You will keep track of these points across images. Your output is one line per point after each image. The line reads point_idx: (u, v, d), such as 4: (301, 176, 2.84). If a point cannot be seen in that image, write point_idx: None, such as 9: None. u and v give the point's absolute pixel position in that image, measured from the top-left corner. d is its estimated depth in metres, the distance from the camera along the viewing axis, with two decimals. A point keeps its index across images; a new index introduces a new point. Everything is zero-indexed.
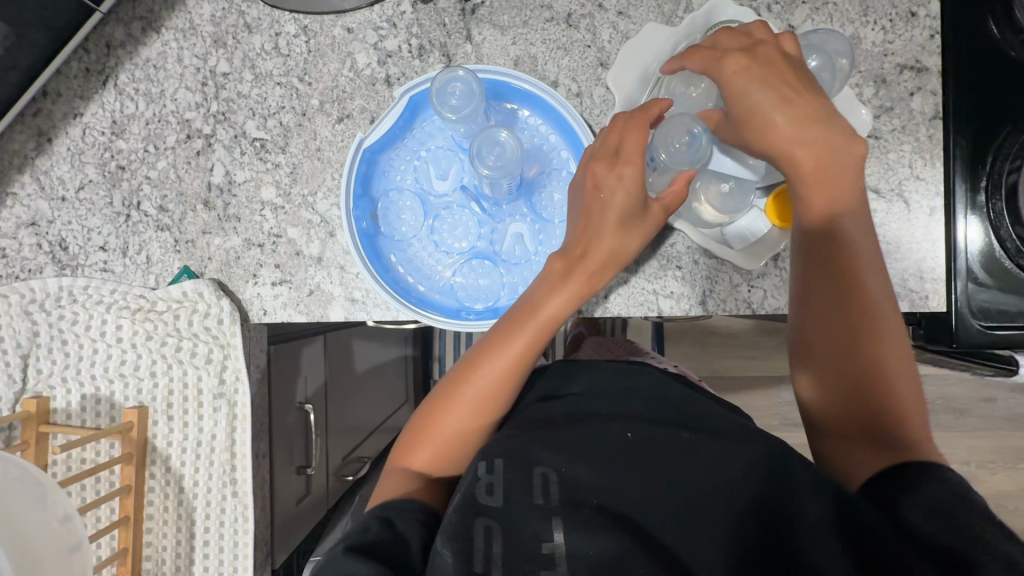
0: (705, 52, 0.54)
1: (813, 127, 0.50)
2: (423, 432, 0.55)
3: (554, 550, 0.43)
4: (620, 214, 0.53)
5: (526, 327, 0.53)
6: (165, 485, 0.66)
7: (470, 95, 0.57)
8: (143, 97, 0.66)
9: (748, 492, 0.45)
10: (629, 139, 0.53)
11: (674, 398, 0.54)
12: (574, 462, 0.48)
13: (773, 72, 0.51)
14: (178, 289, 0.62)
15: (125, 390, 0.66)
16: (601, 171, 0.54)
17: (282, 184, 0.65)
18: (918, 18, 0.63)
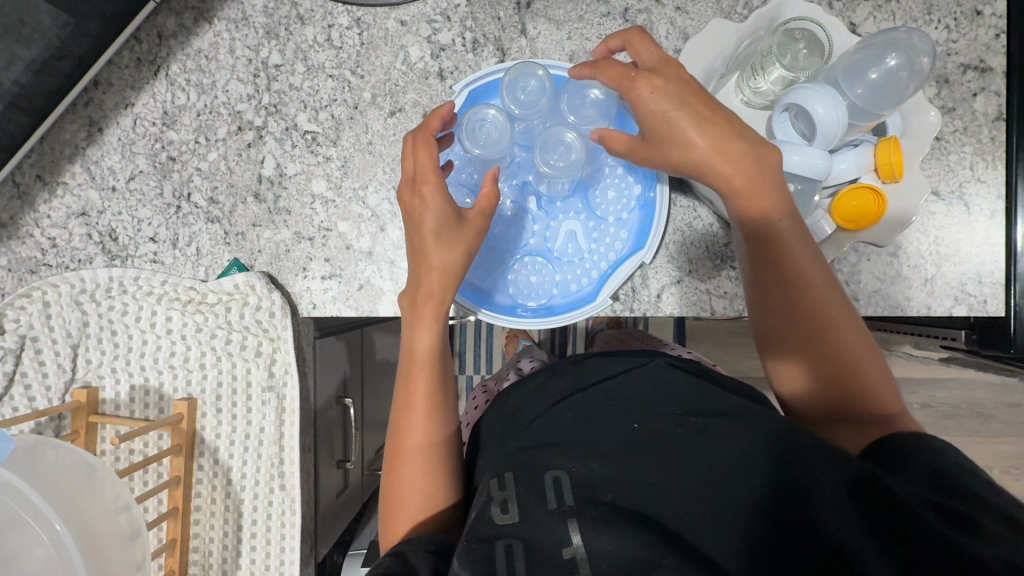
0: (617, 65, 0.52)
1: (719, 130, 0.48)
2: (391, 502, 0.51)
3: (575, 553, 0.38)
4: (435, 224, 0.52)
5: (418, 373, 0.53)
6: (213, 477, 0.66)
7: (541, 92, 0.57)
8: (194, 88, 0.65)
9: (764, 471, 0.40)
10: (420, 160, 0.52)
11: (681, 387, 0.50)
12: (586, 458, 0.44)
13: (682, 89, 0.49)
14: (229, 282, 0.62)
15: (174, 381, 0.66)
16: (407, 198, 0.53)
17: (333, 177, 0.65)
18: (983, 16, 0.62)
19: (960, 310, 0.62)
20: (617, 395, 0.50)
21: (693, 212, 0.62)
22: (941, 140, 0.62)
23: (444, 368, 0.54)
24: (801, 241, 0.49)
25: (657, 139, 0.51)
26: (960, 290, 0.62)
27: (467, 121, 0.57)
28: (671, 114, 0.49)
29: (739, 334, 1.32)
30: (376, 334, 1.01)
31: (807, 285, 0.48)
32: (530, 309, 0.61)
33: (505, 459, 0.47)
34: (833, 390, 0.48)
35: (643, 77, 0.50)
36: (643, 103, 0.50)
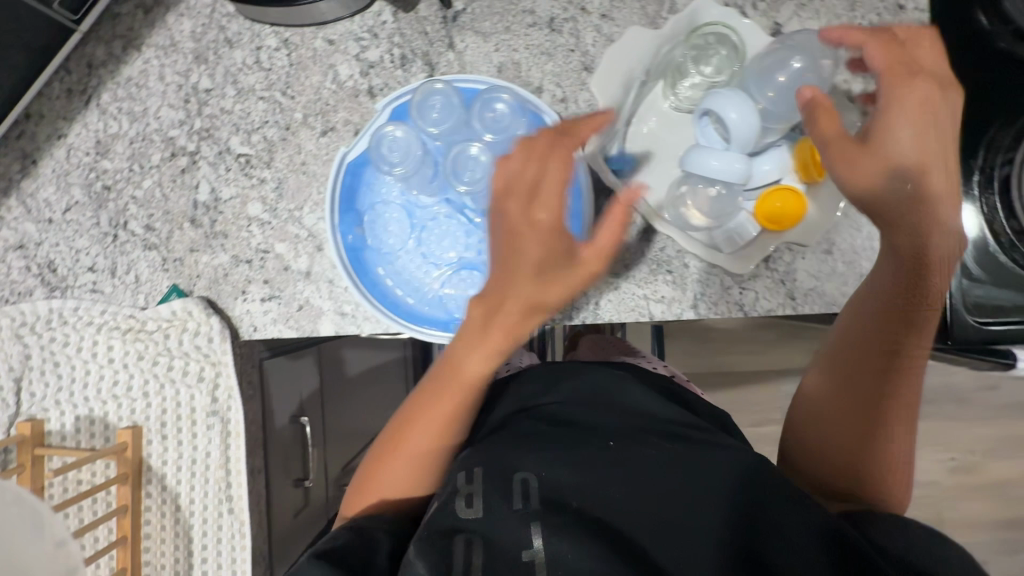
0: (904, 74, 0.52)
1: (936, 150, 0.52)
2: (371, 482, 0.56)
3: (534, 556, 0.41)
4: (535, 263, 0.51)
5: (450, 389, 0.54)
6: (162, 504, 0.66)
7: (449, 107, 0.60)
8: (126, 116, 0.65)
9: (722, 496, 0.45)
10: (549, 172, 0.52)
11: (642, 402, 0.55)
12: (556, 467, 0.47)
13: (925, 118, 0.51)
14: (167, 309, 0.62)
15: (119, 411, 0.65)
16: (515, 213, 0.52)
17: (268, 200, 0.65)
18: (907, 10, 0.62)
19: None
20: (593, 407, 0.54)
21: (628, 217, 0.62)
22: None
23: (479, 392, 0.55)
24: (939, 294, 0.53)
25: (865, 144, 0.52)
26: None
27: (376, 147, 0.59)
28: (913, 139, 0.51)
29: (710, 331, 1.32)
30: (344, 352, 1.01)
31: (925, 320, 0.52)
32: None
33: (478, 454, 0.50)
34: (860, 451, 0.51)
35: (926, 86, 0.52)
36: (911, 106, 0.51)
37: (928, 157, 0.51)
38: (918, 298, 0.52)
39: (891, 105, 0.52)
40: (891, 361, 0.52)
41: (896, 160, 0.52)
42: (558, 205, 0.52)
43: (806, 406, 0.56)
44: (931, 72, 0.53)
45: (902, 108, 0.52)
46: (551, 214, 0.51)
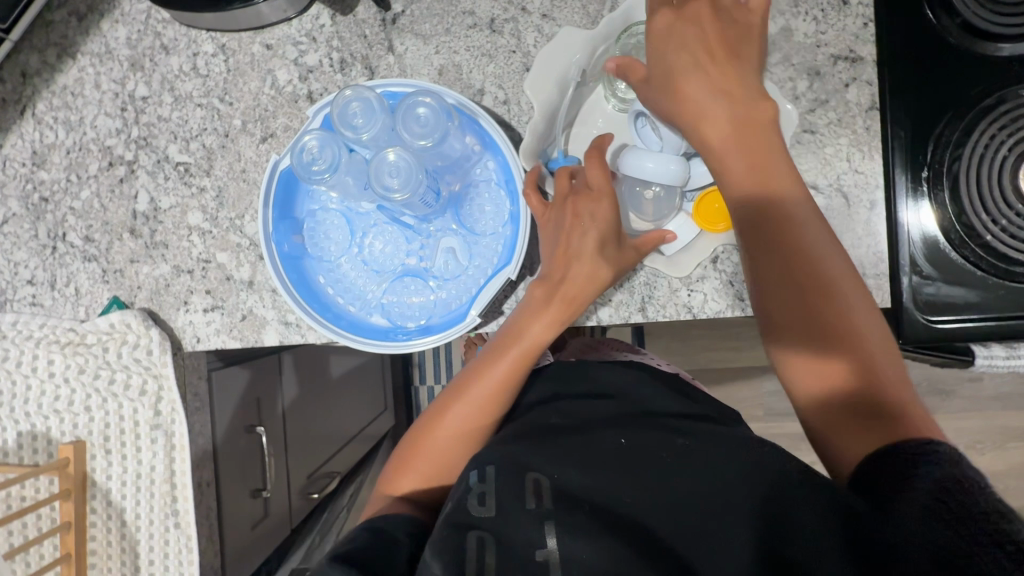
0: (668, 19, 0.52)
1: (725, 89, 0.50)
2: (406, 458, 0.55)
3: (548, 556, 0.40)
4: (596, 243, 0.54)
5: (509, 354, 0.54)
6: (107, 519, 0.65)
7: (371, 112, 0.55)
8: (62, 126, 0.64)
9: (747, 497, 0.40)
10: (595, 174, 0.55)
11: (656, 405, 0.54)
12: (567, 467, 0.45)
13: (704, 51, 0.51)
14: (106, 321, 0.61)
15: (61, 425, 0.64)
16: (580, 207, 0.55)
17: (209, 209, 0.64)
18: (850, 6, 0.62)
19: None
20: (608, 411, 0.53)
21: None
22: (815, 134, 0.62)
23: (536, 364, 0.55)
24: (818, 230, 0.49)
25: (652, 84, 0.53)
26: None
27: (296, 161, 0.55)
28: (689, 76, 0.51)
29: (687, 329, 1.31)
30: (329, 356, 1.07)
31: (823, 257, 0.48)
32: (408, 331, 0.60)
33: (484, 453, 0.48)
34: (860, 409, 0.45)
35: (676, 23, 0.52)
36: (661, 47, 0.52)
37: (691, 91, 0.50)
38: (799, 263, 0.48)
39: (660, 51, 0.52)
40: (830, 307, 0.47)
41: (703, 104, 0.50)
42: (613, 209, 0.54)
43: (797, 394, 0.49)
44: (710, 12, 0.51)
45: (658, 51, 0.52)
46: (609, 203, 0.54)
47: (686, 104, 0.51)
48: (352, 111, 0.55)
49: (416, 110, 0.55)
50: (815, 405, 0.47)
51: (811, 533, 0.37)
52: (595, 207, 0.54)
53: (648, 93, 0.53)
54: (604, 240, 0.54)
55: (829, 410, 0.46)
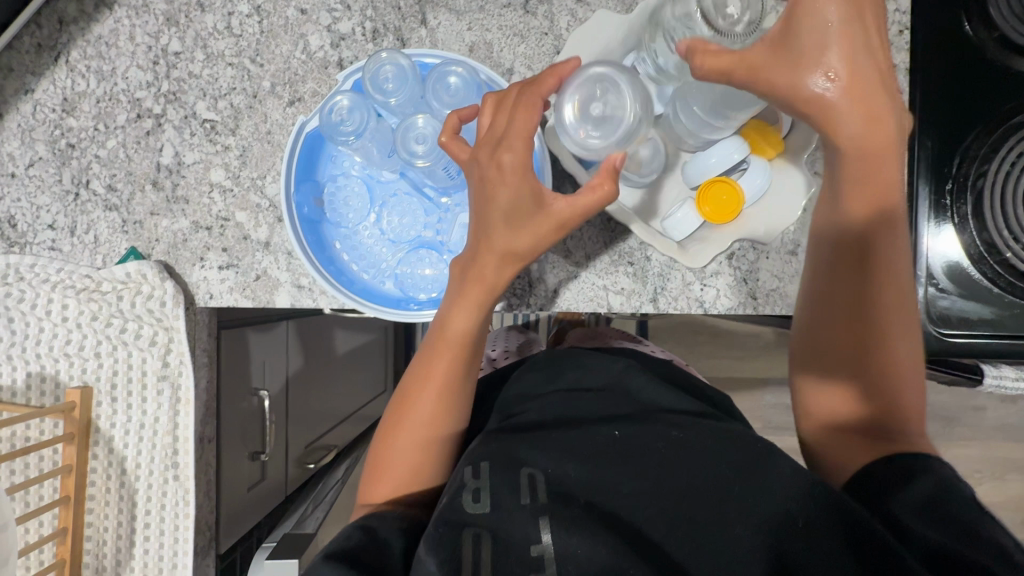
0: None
1: (863, 83, 0.43)
2: (378, 467, 0.54)
3: (543, 552, 0.42)
4: (504, 210, 0.47)
5: (445, 348, 0.53)
6: (108, 466, 0.66)
7: (403, 79, 0.55)
8: (94, 75, 0.65)
9: (757, 506, 0.42)
10: (514, 118, 0.46)
11: (648, 395, 0.54)
12: (563, 460, 0.47)
13: (864, 49, 0.43)
14: (123, 270, 0.62)
15: (70, 370, 0.65)
16: (485, 159, 0.47)
17: (232, 167, 0.64)
18: (888, 12, 0.61)
19: None
20: (598, 399, 0.53)
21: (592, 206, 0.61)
22: None
23: (474, 350, 0.54)
24: (897, 267, 0.48)
25: (780, 56, 0.43)
26: None
27: (324, 121, 0.55)
28: (839, 70, 0.43)
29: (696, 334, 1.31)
30: (335, 332, 1.09)
31: (889, 296, 0.48)
32: (419, 303, 0.60)
33: (482, 446, 0.49)
34: (874, 432, 0.49)
35: None
36: (812, 8, 0.42)
37: (840, 95, 0.44)
38: (864, 292, 0.48)
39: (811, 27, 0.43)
40: (871, 339, 0.49)
41: (838, 105, 0.44)
42: (524, 150, 0.46)
43: (815, 410, 0.53)
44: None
45: (805, 14, 0.42)
46: (515, 153, 0.46)
47: (826, 98, 0.44)
48: (385, 76, 0.56)
49: (447, 80, 0.55)
50: (834, 419, 0.51)
51: (817, 560, 0.39)
52: (500, 160, 0.46)
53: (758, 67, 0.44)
54: (513, 207, 0.47)
55: (847, 433, 0.50)
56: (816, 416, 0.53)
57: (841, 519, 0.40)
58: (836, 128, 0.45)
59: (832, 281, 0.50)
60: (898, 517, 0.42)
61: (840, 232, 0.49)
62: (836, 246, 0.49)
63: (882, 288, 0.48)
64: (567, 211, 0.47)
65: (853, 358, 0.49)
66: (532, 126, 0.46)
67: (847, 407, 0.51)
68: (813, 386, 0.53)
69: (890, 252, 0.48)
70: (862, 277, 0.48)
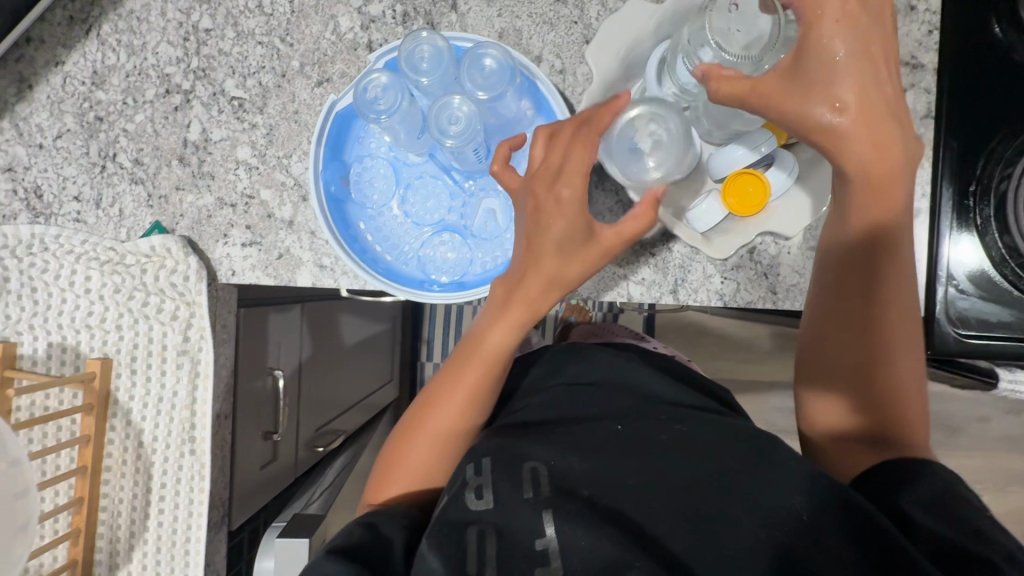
0: (826, 18, 0.44)
1: (875, 113, 0.45)
2: (388, 466, 0.55)
3: (547, 545, 0.42)
4: (558, 237, 0.49)
5: (474, 363, 0.53)
6: (125, 438, 0.66)
7: (438, 60, 0.55)
8: (125, 49, 0.65)
9: (764, 499, 0.41)
10: (572, 157, 0.50)
11: (651, 390, 0.55)
12: (566, 454, 0.47)
13: (870, 78, 0.44)
14: (147, 243, 0.62)
15: (91, 341, 0.66)
16: (542, 194, 0.50)
17: (258, 145, 0.64)
18: (918, 11, 0.62)
19: None
20: (605, 395, 0.54)
21: (616, 196, 0.61)
22: None
23: (504, 368, 0.54)
24: (909, 292, 0.49)
25: (792, 86, 0.45)
26: None
27: (358, 98, 0.56)
28: (849, 101, 0.44)
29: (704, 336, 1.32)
30: (346, 318, 1.10)
31: (906, 322, 0.49)
32: (441, 285, 0.61)
33: (482, 445, 0.50)
34: (879, 441, 0.49)
35: (848, 16, 0.44)
36: (822, 40, 0.44)
37: (850, 126, 0.44)
38: (883, 320, 0.48)
39: (820, 54, 0.44)
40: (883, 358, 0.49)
41: (848, 134, 0.45)
42: (582, 187, 0.49)
43: (817, 417, 0.53)
44: (881, 26, 0.45)
45: (814, 46, 0.44)
46: (575, 190, 0.49)
47: (836, 125, 0.45)
48: (419, 56, 0.56)
49: (482, 61, 0.55)
50: (836, 427, 0.52)
51: (826, 559, 0.38)
52: (558, 194, 0.49)
53: (773, 95, 0.46)
54: (567, 238, 0.49)
55: (852, 440, 0.50)
56: (818, 422, 0.53)
57: (846, 521, 0.40)
58: (846, 155, 0.45)
59: (844, 303, 0.50)
60: (905, 517, 0.42)
61: (849, 259, 0.49)
62: (845, 271, 0.50)
63: (897, 314, 0.49)
64: (618, 242, 0.50)
65: (863, 375, 0.49)
66: (590, 165, 0.50)
67: (846, 416, 0.51)
68: (813, 393, 0.54)
69: (903, 277, 0.49)
70: (876, 301, 0.48)
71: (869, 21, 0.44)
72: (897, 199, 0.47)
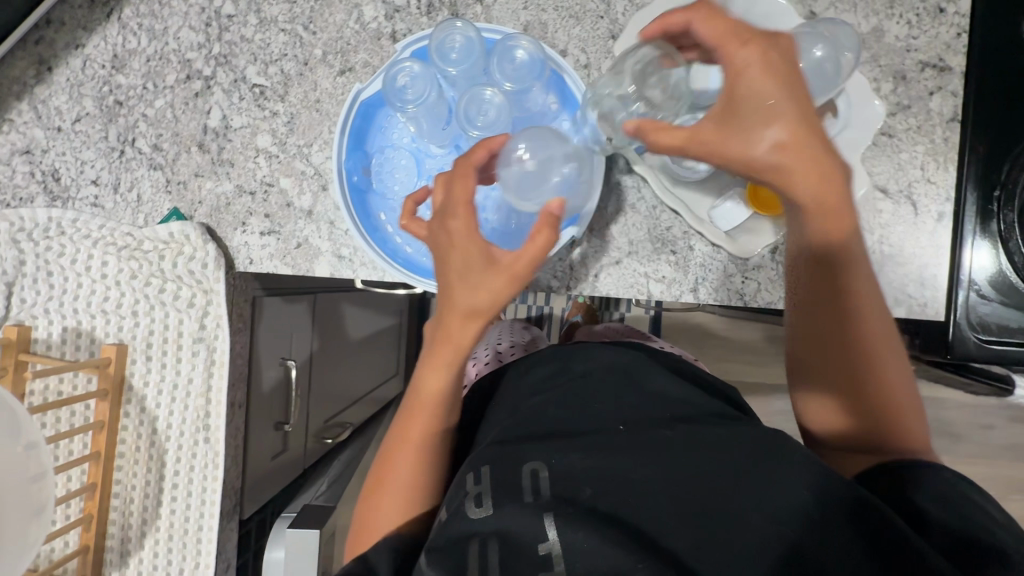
0: (731, 35, 0.39)
1: (813, 139, 0.38)
2: (362, 528, 0.53)
3: (551, 549, 0.39)
4: (457, 266, 0.47)
5: (415, 411, 0.52)
6: (138, 425, 0.66)
7: (469, 51, 0.56)
8: (146, 34, 0.65)
9: (774, 500, 0.39)
10: (455, 189, 0.49)
11: (654, 390, 0.52)
12: (567, 453, 0.44)
13: (801, 103, 0.38)
14: (165, 230, 0.62)
15: (106, 326, 0.66)
16: (435, 231, 0.49)
17: (279, 133, 0.64)
18: (946, 14, 0.61)
19: (900, 312, 0.62)
20: (597, 393, 0.52)
21: (637, 192, 0.62)
22: (893, 137, 0.62)
23: (449, 408, 0.52)
24: (876, 304, 0.47)
25: (727, 133, 0.39)
26: (901, 292, 0.62)
27: (388, 85, 0.56)
28: (775, 139, 0.38)
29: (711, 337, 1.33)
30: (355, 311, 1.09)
31: (876, 335, 0.47)
32: None
33: (483, 453, 0.48)
34: (873, 437, 0.48)
35: (746, 42, 0.39)
36: (746, 75, 0.38)
37: (791, 164, 0.39)
38: (851, 338, 0.47)
39: (732, 83, 0.39)
40: (858, 367, 0.47)
41: (791, 175, 0.40)
42: (469, 214, 0.48)
43: (810, 417, 0.52)
44: (763, 34, 0.39)
45: (745, 90, 0.38)
46: (458, 220, 0.48)
47: (778, 165, 0.39)
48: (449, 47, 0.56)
49: (513, 52, 0.55)
50: (830, 427, 0.51)
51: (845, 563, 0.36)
52: (447, 226, 0.48)
53: (707, 142, 0.40)
54: (467, 265, 0.46)
55: (847, 438, 0.50)
56: (811, 421, 0.52)
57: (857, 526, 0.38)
58: (794, 193, 0.40)
59: (815, 328, 0.48)
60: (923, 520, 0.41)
61: (816, 285, 0.47)
62: (817, 299, 0.48)
63: (864, 330, 0.47)
64: (517, 261, 0.45)
65: (844, 385, 0.48)
66: (469, 193, 0.49)
67: (838, 421, 0.50)
68: (803, 396, 0.52)
69: (866, 290, 0.46)
70: (843, 324, 0.47)
71: (780, 38, 0.39)
72: (845, 226, 0.43)
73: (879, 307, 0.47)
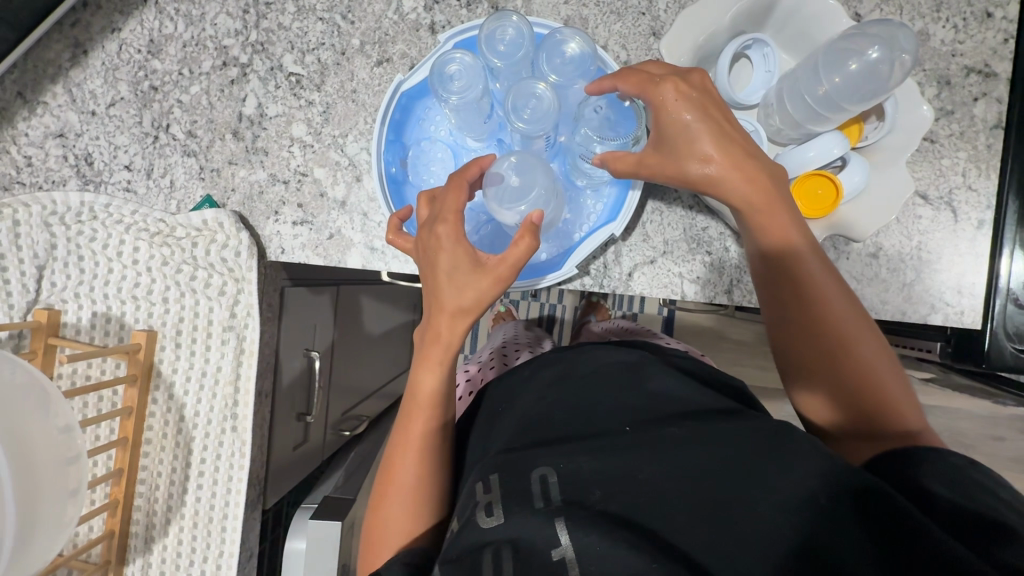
0: (641, 74, 0.50)
1: (739, 154, 0.48)
2: (373, 539, 0.51)
3: (565, 554, 0.35)
4: (447, 266, 0.47)
5: (412, 413, 0.51)
6: (166, 412, 0.67)
7: (517, 44, 0.56)
8: (183, 19, 0.64)
9: (794, 497, 0.35)
10: (448, 199, 0.49)
11: (652, 387, 0.47)
12: (575, 454, 0.41)
13: (716, 124, 0.48)
14: (199, 217, 0.60)
15: (136, 312, 0.67)
16: (424, 238, 0.49)
17: (314, 122, 0.64)
18: (994, 19, 0.60)
19: (936, 320, 0.61)
20: (598, 383, 0.49)
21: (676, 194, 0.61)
22: (935, 142, 0.61)
23: (444, 410, 0.51)
24: (836, 293, 0.48)
25: (664, 154, 0.50)
26: (938, 299, 0.61)
27: (434, 75, 0.55)
28: (708, 153, 0.48)
29: (726, 341, 1.32)
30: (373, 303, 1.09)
31: (843, 325, 0.48)
32: None
33: (491, 459, 0.45)
34: (871, 429, 0.46)
35: (669, 81, 0.49)
36: (668, 105, 0.49)
37: (721, 175, 0.49)
38: (817, 333, 0.48)
39: (659, 110, 0.49)
40: (834, 360, 0.48)
41: (721, 180, 0.49)
42: (458, 220, 0.48)
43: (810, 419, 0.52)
44: (682, 74, 0.50)
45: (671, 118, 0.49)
46: (448, 227, 0.48)
47: (713, 176, 0.49)
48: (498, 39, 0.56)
49: (563, 48, 0.55)
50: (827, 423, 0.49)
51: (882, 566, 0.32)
52: (437, 236, 0.48)
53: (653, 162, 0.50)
54: (453, 267, 0.47)
55: (848, 434, 0.48)
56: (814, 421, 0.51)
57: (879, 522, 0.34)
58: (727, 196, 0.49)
59: (779, 326, 0.51)
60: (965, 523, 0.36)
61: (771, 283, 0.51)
62: (771, 294, 0.51)
63: (831, 321, 0.48)
64: (506, 262, 0.46)
65: (825, 380, 0.48)
66: (463, 204, 0.49)
67: (831, 416, 0.49)
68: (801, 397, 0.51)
69: (823, 281, 0.48)
70: (806, 316, 0.49)
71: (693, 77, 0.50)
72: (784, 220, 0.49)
73: (842, 297, 0.48)
